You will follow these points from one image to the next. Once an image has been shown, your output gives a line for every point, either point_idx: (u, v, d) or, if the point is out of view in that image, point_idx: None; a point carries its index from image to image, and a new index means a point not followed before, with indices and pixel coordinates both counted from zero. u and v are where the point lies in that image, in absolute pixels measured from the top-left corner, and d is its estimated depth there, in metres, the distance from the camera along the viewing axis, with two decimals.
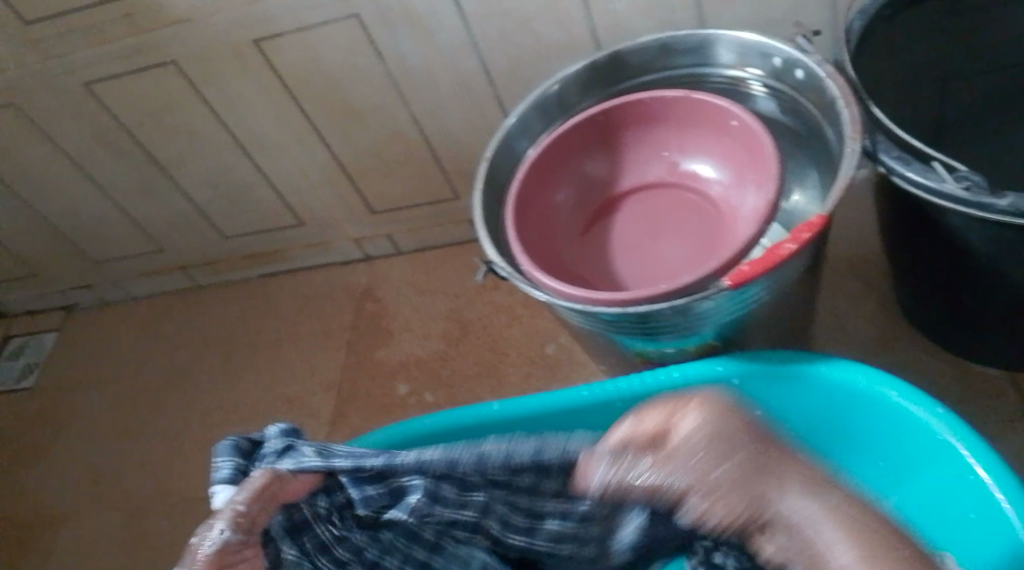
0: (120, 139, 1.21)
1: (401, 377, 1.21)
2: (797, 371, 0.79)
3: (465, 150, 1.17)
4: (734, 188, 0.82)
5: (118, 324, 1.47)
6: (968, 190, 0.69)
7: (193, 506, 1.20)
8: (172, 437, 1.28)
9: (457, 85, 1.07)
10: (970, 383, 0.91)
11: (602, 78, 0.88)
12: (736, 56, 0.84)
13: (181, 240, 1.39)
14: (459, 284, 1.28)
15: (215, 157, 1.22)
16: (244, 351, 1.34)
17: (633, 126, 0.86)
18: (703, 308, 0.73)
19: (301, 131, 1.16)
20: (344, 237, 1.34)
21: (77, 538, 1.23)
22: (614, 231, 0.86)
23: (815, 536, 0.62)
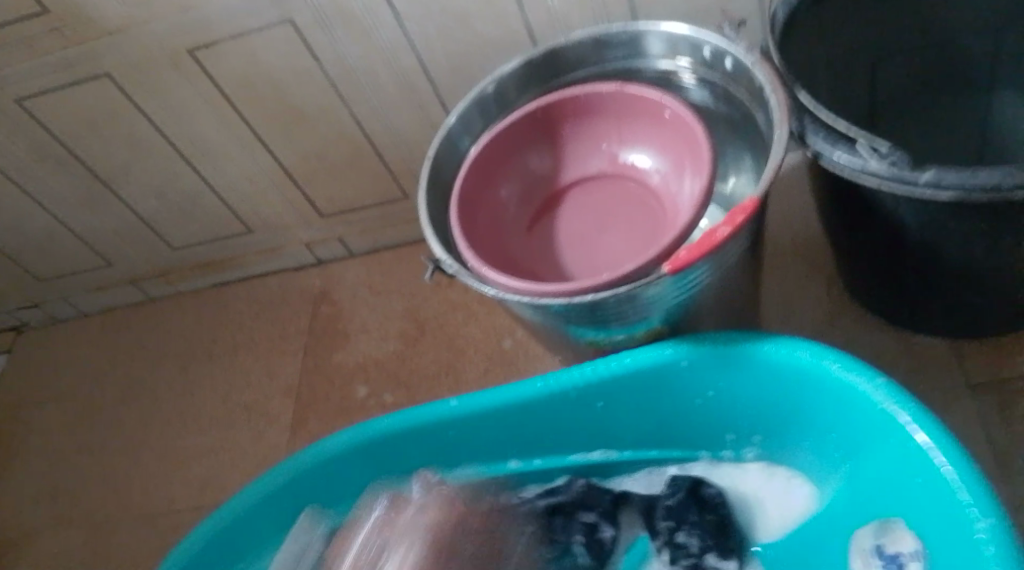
0: (60, 154, 1.19)
1: (359, 379, 1.21)
2: (744, 351, 0.81)
3: (411, 149, 1.17)
4: (672, 177, 0.83)
5: (69, 342, 1.45)
6: (891, 166, 0.71)
7: (156, 522, 1.19)
8: (131, 453, 1.27)
9: (399, 86, 1.07)
10: (910, 353, 0.94)
11: (538, 74, 0.89)
12: (666, 47, 0.85)
13: (130, 252, 1.38)
14: (413, 283, 1.28)
15: (159, 168, 1.21)
16: (200, 362, 1.33)
17: (571, 121, 0.87)
18: (648, 295, 0.75)
19: (245, 138, 1.16)
20: (295, 242, 1.34)
21: (38, 561, 1.21)
22: (559, 225, 0.87)
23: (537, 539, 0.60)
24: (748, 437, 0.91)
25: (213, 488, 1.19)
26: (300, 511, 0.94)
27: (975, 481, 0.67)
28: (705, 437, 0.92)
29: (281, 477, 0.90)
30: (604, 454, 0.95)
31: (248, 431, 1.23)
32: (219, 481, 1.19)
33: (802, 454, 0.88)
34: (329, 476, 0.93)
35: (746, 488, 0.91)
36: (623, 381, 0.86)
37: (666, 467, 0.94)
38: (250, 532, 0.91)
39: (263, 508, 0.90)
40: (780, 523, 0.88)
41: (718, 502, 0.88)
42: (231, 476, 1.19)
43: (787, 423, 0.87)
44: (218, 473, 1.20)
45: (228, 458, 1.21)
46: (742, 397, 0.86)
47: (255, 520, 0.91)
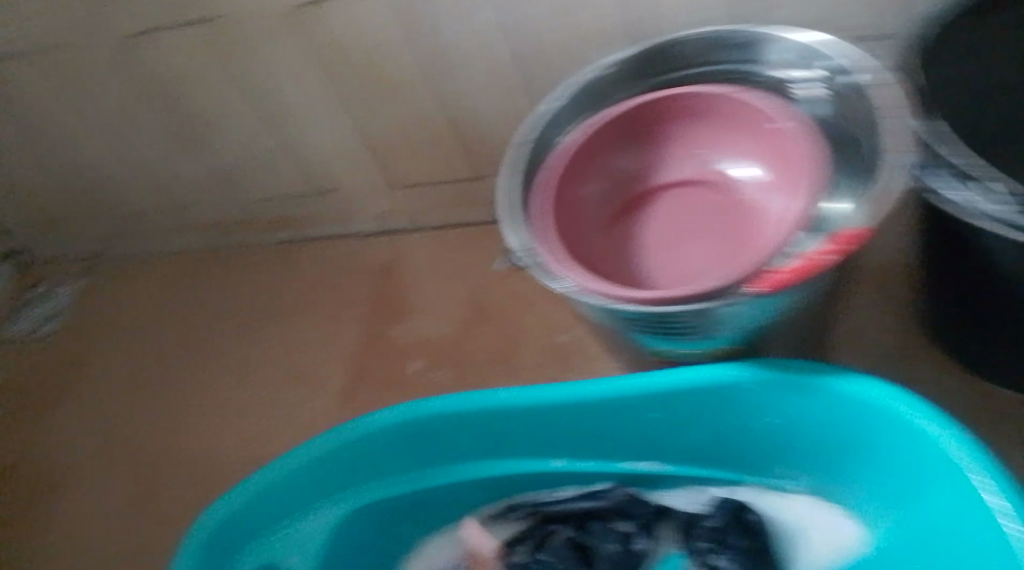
0: (154, 95, 1.20)
1: (415, 355, 1.21)
2: (813, 383, 0.78)
3: (496, 132, 1.16)
4: (765, 192, 0.80)
5: (138, 280, 1.48)
6: (1009, 208, 0.69)
7: (202, 465, 1.20)
8: (185, 395, 1.29)
9: (494, 68, 1.06)
10: (984, 404, 0.90)
11: (644, 70, 0.88)
12: (783, 59, 0.83)
13: (204, 201, 1.39)
14: (479, 266, 1.28)
15: (247, 120, 1.22)
16: (261, 318, 1.34)
17: (671, 121, 0.86)
18: (725, 313, 0.71)
19: (335, 102, 1.16)
20: (367, 210, 1.34)
21: (85, 488, 1.24)
22: (641, 227, 0.85)
23: None
24: (797, 468, 0.87)
25: (261, 441, 1.20)
26: (343, 478, 0.92)
27: None
28: (758, 461, 0.88)
29: (329, 445, 0.89)
30: (652, 466, 0.92)
31: (300, 390, 1.24)
32: (266, 437, 1.21)
33: (852, 493, 0.84)
34: (378, 449, 0.91)
35: (791, 518, 0.87)
36: (682, 396, 0.83)
37: (712, 487, 0.91)
38: (294, 494, 0.90)
39: (313, 471, 0.90)
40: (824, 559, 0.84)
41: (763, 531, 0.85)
42: (278, 432, 1.20)
43: (847, 460, 0.83)
44: (268, 426, 1.22)
45: (279, 415, 1.22)
46: (808, 427, 0.82)
47: (296, 484, 0.90)
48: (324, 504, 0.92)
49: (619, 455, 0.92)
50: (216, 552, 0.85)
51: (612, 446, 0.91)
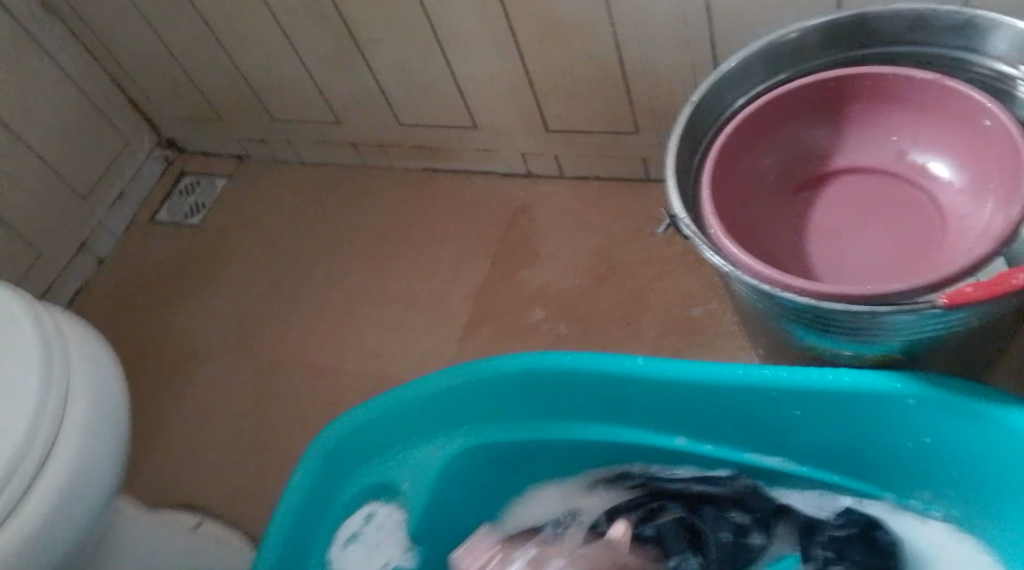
0: (323, 7, 1.21)
1: (540, 303, 1.20)
2: (986, 412, 0.71)
3: (659, 87, 1.11)
4: (969, 201, 0.73)
5: (282, 186, 1.52)
6: None
7: (321, 375, 1.24)
8: (313, 304, 1.33)
9: (671, 18, 1.00)
10: None
11: (841, 41, 0.80)
12: (1013, 49, 0.73)
13: (356, 118, 1.40)
14: (618, 222, 1.24)
15: (409, 43, 1.21)
16: (394, 241, 1.35)
17: (868, 100, 0.78)
18: (898, 323, 0.66)
19: (500, 36, 1.13)
20: (512, 149, 1.32)
21: (211, 376, 1.30)
22: (813, 211, 0.79)
23: None
24: (939, 494, 0.82)
25: (379, 361, 1.23)
26: (461, 413, 0.92)
27: None
28: (896, 478, 0.83)
29: (452, 380, 0.89)
30: (781, 463, 0.88)
31: (422, 318, 1.25)
32: (385, 358, 1.22)
33: (996, 528, 0.79)
34: (501, 392, 0.91)
35: (927, 545, 0.83)
36: (832, 398, 0.78)
37: (844, 496, 0.87)
38: (412, 419, 0.92)
39: (433, 401, 0.90)
40: None
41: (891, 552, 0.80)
42: (396, 356, 1.22)
43: (1002, 499, 0.77)
44: (387, 348, 1.24)
45: (399, 338, 1.24)
46: (966, 456, 0.76)
47: (419, 412, 0.91)
48: (440, 435, 0.93)
49: (745, 444, 0.88)
50: (337, 458, 0.88)
51: (744, 435, 0.87)
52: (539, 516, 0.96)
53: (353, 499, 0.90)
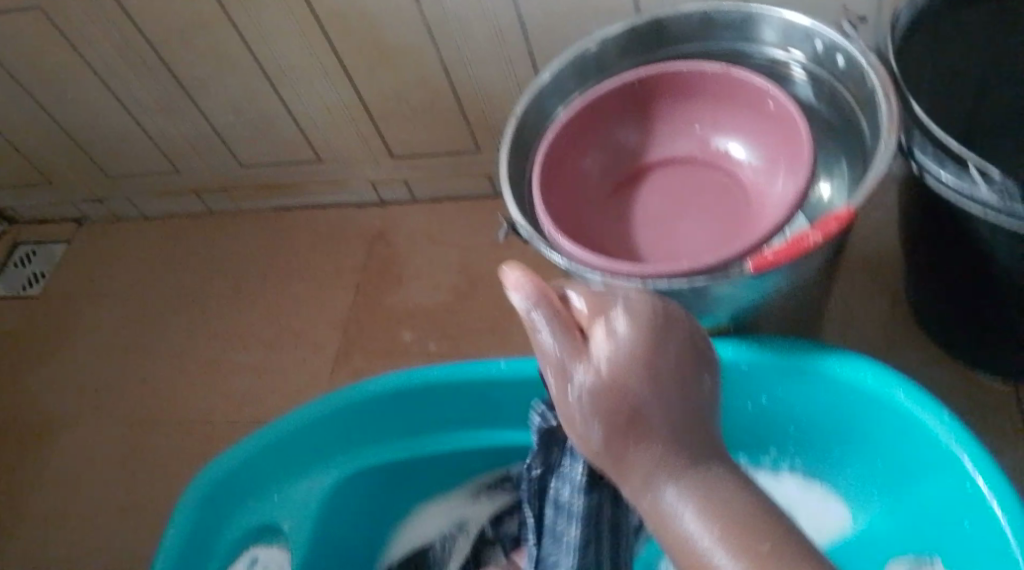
0: (146, 56, 1.19)
1: (407, 324, 1.21)
2: (804, 363, 0.76)
3: (491, 102, 1.15)
4: (765, 174, 0.80)
5: (127, 243, 1.47)
6: (1000, 197, 0.68)
7: (192, 427, 1.21)
8: (174, 358, 1.29)
9: (492, 38, 1.05)
10: (973, 389, 0.91)
11: (641, 44, 0.87)
12: (781, 37, 0.83)
13: (198, 164, 1.38)
14: (472, 237, 1.27)
15: (239, 84, 1.21)
16: (252, 283, 1.34)
17: (666, 95, 0.85)
18: (719, 292, 0.72)
19: (330, 68, 1.15)
20: (361, 178, 1.33)
21: (74, 447, 1.24)
22: (636, 204, 0.84)
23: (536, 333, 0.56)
24: (787, 451, 0.86)
25: (251, 405, 1.21)
26: (337, 442, 0.93)
27: None
28: (746, 443, 0.87)
29: (325, 409, 0.89)
30: None
31: (290, 356, 1.24)
32: (256, 401, 1.21)
33: (842, 475, 0.83)
34: (372, 414, 0.92)
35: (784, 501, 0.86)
36: None
37: None
38: (287, 455, 0.91)
39: (307, 433, 0.90)
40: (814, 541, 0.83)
41: None
42: (268, 397, 1.20)
43: (836, 443, 0.82)
44: (258, 391, 1.22)
45: (269, 380, 1.22)
46: (797, 409, 0.81)
47: (290, 447, 0.90)
48: (318, 467, 0.93)
49: None
50: (210, 508, 0.86)
51: None
52: (429, 532, 0.98)
53: (234, 545, 0.88)
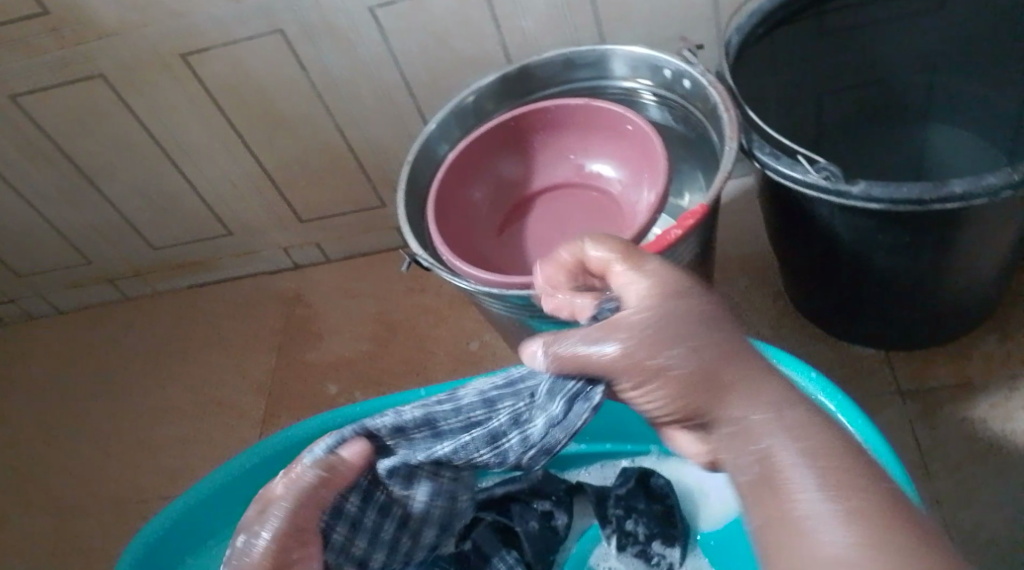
0: (47, 150, 1.23)
1: (331, 378, 1.26)
2: None
3: (387, 158, 1.23)
4: (631, 186, 0.90)
5: (41, 338, 1.48)
6: (827, 179, 0.78)
7: (124, 508, 1.22)
8: (101, 444, 1.30)
9: (381, 97, 1.14)
10: (848, 359, 1.01)
11: (512, 90, 0.96)
12: (630, 69, 0.93)
13: (109, 251, 1.41)
14: (385, 287, 1.34)
15: (143, 168, 1.26)
16: (174, 360, 1.36)
17: (538, 130, 0.94)
18: None
19: (230, 142, 1.21)
20: (272, 246, 1.39)
21: (3, 547, 1.23)
22: (527, 228, 0.93)
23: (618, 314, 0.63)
24: None
25: (182, 478, 1.22)
26: None
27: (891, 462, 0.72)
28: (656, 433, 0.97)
29: (254, 459, 0.94)
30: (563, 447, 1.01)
31: (218, 424, 1.26)
32: (188, 472, 1.23)
33: None
34: None
35: (691, 480, 0.95)
36: None
37: (619, 461, 0.99)
38: (223, 509, 0.95)
39: (240, 485, 0.94)
40: (723, 512, 0.92)
41: (664, 492, 0.93)
42: (200, 467, 1.23)
43: None
44: (189, 463, 1.24)
45: (199, 450, 1.25)
46: None
47: (221, 501, 0.94)
48: None
49: None
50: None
51: None
52: None
53: None
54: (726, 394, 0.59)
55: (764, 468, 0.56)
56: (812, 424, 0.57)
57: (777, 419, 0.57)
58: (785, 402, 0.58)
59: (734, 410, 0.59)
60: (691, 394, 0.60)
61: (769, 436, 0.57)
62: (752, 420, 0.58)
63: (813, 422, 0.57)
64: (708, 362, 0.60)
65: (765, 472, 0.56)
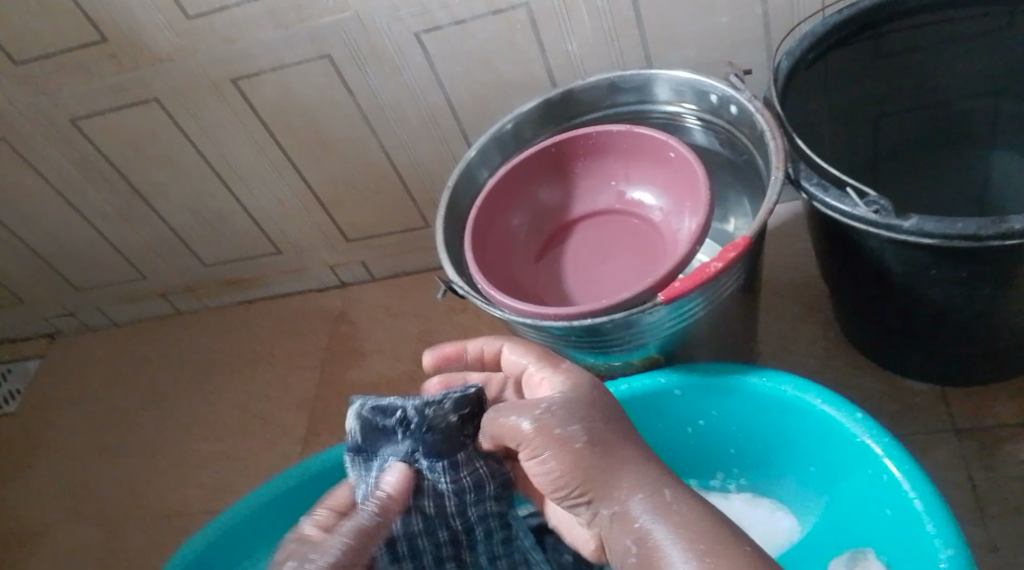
0: (104, 170, 1.26)
1: (372, 397, 1.26)
2: (730, 381, 0.83)
3: (432, 179, 1.23)
4: (673, 215, 0.88)
5: (97, 351, 1.51)
6: (876, 213, 0.75)
7: (170, 522, 1.24)
8: (150, 457, 1.32)
9: (426, 120, 1.14)
10: (900, 393, 0.97)
11: (555, 114, 0.95)
12: (673, 93, 0.91)
13: (163, 267, 1.44)
14: (428, 307, 1.34)
15: (195, 187, 1.28)
16: (222, 375, 1.38)
17: (580, 155, 0.92)
18: (644, 322, 0.79)
19: (278, 163, 1.22)
20: (319, 264, 1.40)
21: (55, 555, 1.26)
22: (565, 255, 0.92)
23: (545, 434, 0.66)
24: (731, 471, 0.93)
25: (226, 493, 1.24)
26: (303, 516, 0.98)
27: (940, 511, 0.68)
28: (696, 466, 0.94)
29: (290, 481, 0.94)
30: None
31: (262, 441, 1.28)
32: (232, 488, 1.24)
33: (785, 487, 0.89)
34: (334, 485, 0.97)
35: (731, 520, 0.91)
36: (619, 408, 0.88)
37: None
38: (258, 532, 0.95)
39: (275, 508, 0.95)
40: None
41: None
42: (243, 483, 1.24)
43: (772, 455, 0.88)
44: (232, 479, 1.25)
45: (242, 466, 1.26)
46: (733, 426, 0.88)
47: (249, 528, 0.94)
48: None
49: None
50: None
51: None
52: None
53: None
54: (614, 470, 0.65)
55: (643, 548, 0.62)
56: (676, 500, 0.63)
57: (634, 492, 0.64)
58: (659, 482, 0.65)
59: (615, 488, 0.65)
60: (585, 477, 0.65)
61: (637, 510, 0.63)
62: (619, 490, 0.65)
63: (671, 501, 0.63)
64: (606, 466, 0.65)
65: (643, 551, 0.62)
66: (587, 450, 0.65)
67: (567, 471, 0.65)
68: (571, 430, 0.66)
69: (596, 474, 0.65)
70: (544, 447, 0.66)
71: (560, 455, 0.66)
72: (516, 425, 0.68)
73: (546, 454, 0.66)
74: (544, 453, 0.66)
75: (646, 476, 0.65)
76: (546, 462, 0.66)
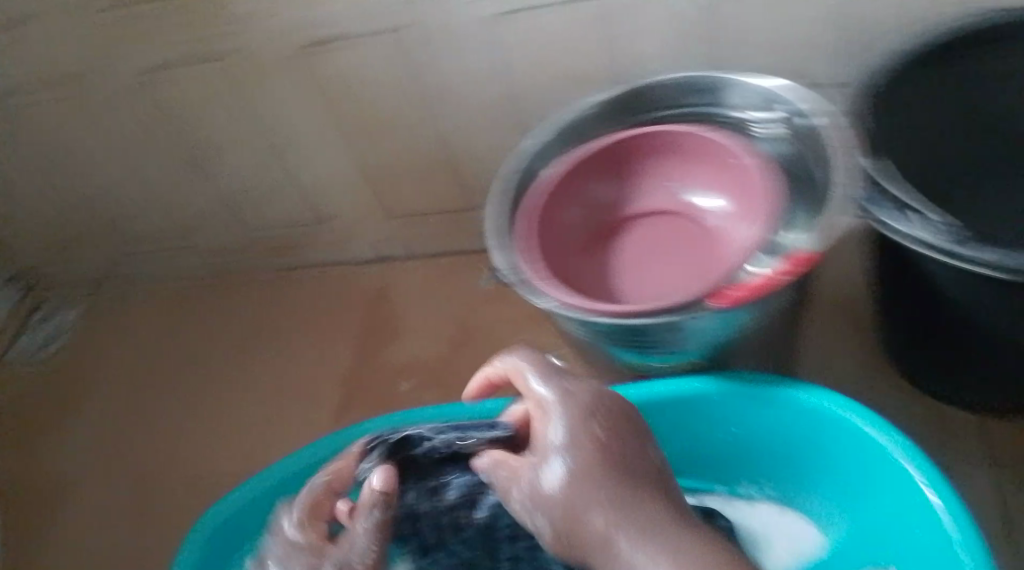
0: (162, 129, 1.28)
1: (404, 376, 1.28)
2: (772, 392, 0.84)
3: (484, 164, 1.24)
4: (730, 222, 0.87)
5: (138, 308, 1.53)
6: (947, 240, 0.74)
7: (200, 478, 1.26)
8: (185, 415, 1.35)
9: (484, 105, 1.14)
10: (935, 419, 0.97)
11: (621, 111, 0.96)
12: (742, 101, 0.92)
13: (208, 229, 1.46)
14: (466, 291, 1.35)
15: (249, 153, 1.29)
16: (259, 341, 1.40)
17: (645, 154, 0.93)
18: (694, 328, 0.80)
19: (334, 135, 1.23)
20: (361, 239, 1.41)
21: (87, 501, 1.29)
22: (614, 253, 0.91)
23: (535, 501, 0.71)
24: (758, 484, 0.93)
25: (258, 454, 1.26)
26: None
27: (975, 537, 0.69)
28: (723, 475, 0.94)
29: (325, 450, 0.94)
30: None
31: (294, 409, 1.30)
32: (264, 450, 1.27)
33: (812, 505, 0.90)
34: None
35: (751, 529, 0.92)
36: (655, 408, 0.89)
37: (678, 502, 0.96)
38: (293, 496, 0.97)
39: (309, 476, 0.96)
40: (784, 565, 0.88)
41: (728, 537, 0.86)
42: (274, 448, 1.26)
43: (803, 470, 0.89)
44: (264, 441, 1.28)
45: (275, 431, 1.28)
46: (767, 438, 0.89)
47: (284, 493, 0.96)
48: None
49: None
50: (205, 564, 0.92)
51: None
52: None
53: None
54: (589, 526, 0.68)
55: None
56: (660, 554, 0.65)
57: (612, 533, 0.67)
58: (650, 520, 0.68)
59: (593, 534, 0.68)
60: (571, 543, 0.70)
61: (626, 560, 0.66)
62: (600, 523, 0.68)
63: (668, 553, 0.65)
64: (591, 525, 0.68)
65: None
66: (573, 519, 0.69)
67: (551, 528, 0.71)
68: (550, 496, 0.70)
69: (578, 540, 0.69)
70: (532, 511, 0.72)
71: (542, 523, 0.71)
72: (512, 487, 0.73)
73: (534, 523, 0.72)
74: (534, 523, 0.72)
75: (637, 512, 0.68)
76: (536, 524, 0.72)
